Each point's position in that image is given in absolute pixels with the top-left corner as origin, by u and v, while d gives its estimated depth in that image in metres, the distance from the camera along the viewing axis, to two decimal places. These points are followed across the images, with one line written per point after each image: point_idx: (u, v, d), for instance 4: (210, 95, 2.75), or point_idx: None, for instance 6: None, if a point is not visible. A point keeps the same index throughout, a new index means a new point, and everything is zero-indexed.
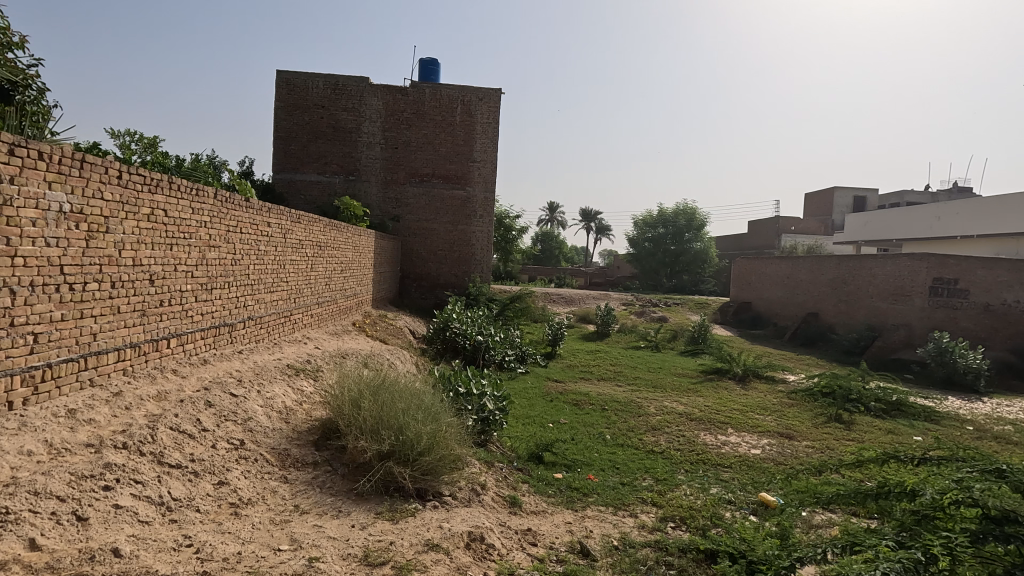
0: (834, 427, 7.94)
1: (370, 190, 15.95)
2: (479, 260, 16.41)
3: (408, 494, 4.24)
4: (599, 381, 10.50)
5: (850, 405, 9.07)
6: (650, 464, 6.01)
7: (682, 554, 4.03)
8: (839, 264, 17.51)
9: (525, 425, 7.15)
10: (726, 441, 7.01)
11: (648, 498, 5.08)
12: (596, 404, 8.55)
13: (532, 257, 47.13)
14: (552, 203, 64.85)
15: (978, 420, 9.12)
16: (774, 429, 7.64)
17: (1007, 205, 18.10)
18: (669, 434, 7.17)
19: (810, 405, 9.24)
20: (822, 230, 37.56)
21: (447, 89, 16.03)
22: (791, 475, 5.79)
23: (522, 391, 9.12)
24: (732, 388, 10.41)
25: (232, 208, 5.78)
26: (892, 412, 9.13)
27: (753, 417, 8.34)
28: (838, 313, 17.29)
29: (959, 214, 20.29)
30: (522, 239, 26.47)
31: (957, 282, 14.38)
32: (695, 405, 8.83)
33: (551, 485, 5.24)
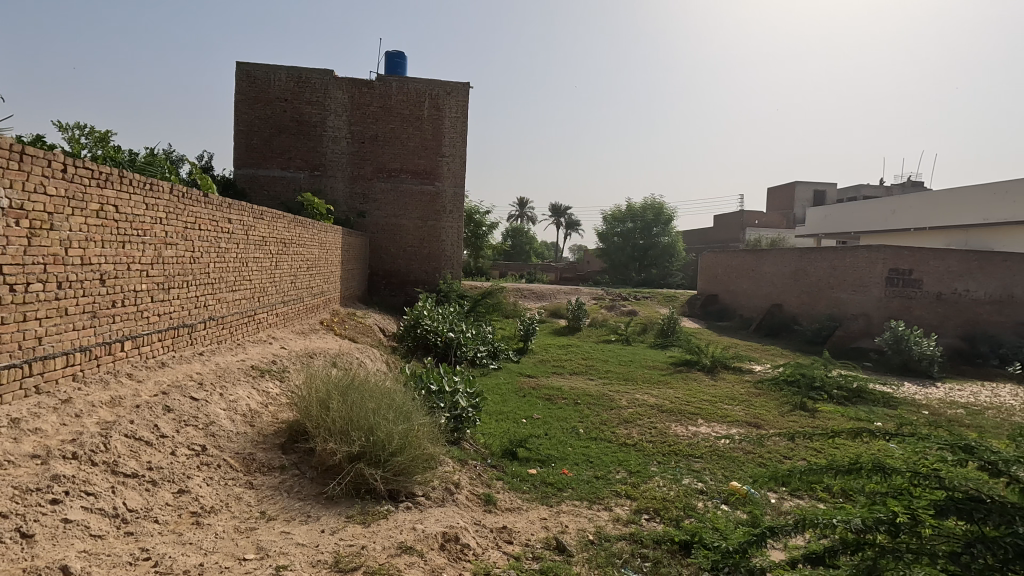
0: (799, 415, 8.13)
1: (336, 186, 15.62)
2: (449, 256, 16.27)
3: (380, 496, 4.13)
4: (571, 375, 10.51)
5: (814, 393, 9.33)
6: (623, 457, 6.04)
7: (657, 545, 4.05)
8: (801, 256, 17.97)
9: (499, 421, 7.09)
10: (696, 432, 7.10)
11: (622, 491, 5.10)
12: (569, 398, 8.56)
13: (502, 253, 46.98)
14: (522, 200, 65.00)
15: (933, 404, 9.50)
16: (742, 419, 7.79)
17: (959, 198, 19.03)
18: (640, 427, 7.23)
19: (776, 393, 9.48)
20: (784, 223, 38.71)
21: (414, 82, 15.77)
22: (760, 463, 5.88)
23: (495, 387, 9.06)
24: (701, 379, 10.60)
25: (190, 204, 5.54)
26: (853, 399, 9.43)
27: (722, 407, 8.48)
28: (800, 304, 17.77)
29: (914, 208, 21.09)
30: (492, 235, 26.43)
31: (911, 273, 14.95)
32: (666, 397, 8.93)
33: (526, 482, 5.20)
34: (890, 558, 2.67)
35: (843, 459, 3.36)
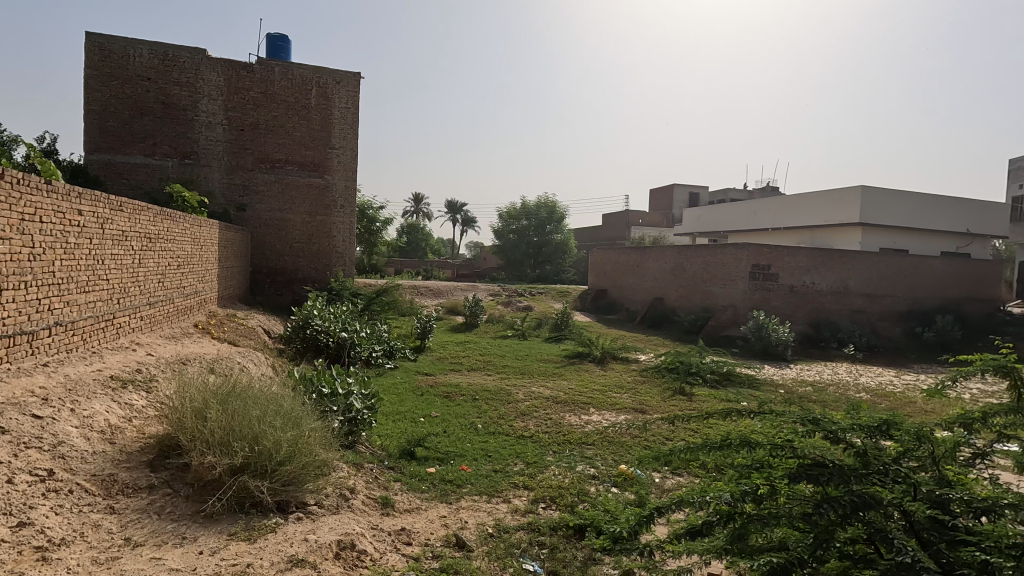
0: (679, 399, 8.85)
1: (211, 176, 14.33)
2: (340, 253, 15.61)
3: (267, 509, 3.87)
4: (468, 371, 10.56)
5: (691, 378, 10.21)
6: (520, 449, 6.18)
7: (553, 532, 4.19)
8: (679, 253, 19.48)
9: (395, 422, 6.94)
10: (588, 420, 7.47)
11: (520, 482, 5.22)
12: (467, 394, 8.59)
13: (397, 250, 45.93)
14: (417, 195, 63.99)
15: (787, 383, 10.80)
16: (629, 406, 8.31)
17: (807, 202, 21.69)
18: (536, 418, 7.45)
19: (658, 380, 10.24)
20: (664, 222, 41.75)
21: (299, 68, 14.88)
22: (646, 446, 6.32)
23: (391, 387, 8.86)
24: (593, 369, 11.16)
25: (26, 192, 4.78)
26: (724, 381, 10.44)
27: (611, 396, 8.98)
28: (679, 297, 19.27)
29: (770, 210, 23.74)
30: (387, 231, 25.75)
31: (770, 268, 16.81)
32: (560, 389, 9.28)
33: (425, 481, 5.14)
34: (754, 521, 3.03)
35: (716, 438, 3.70)
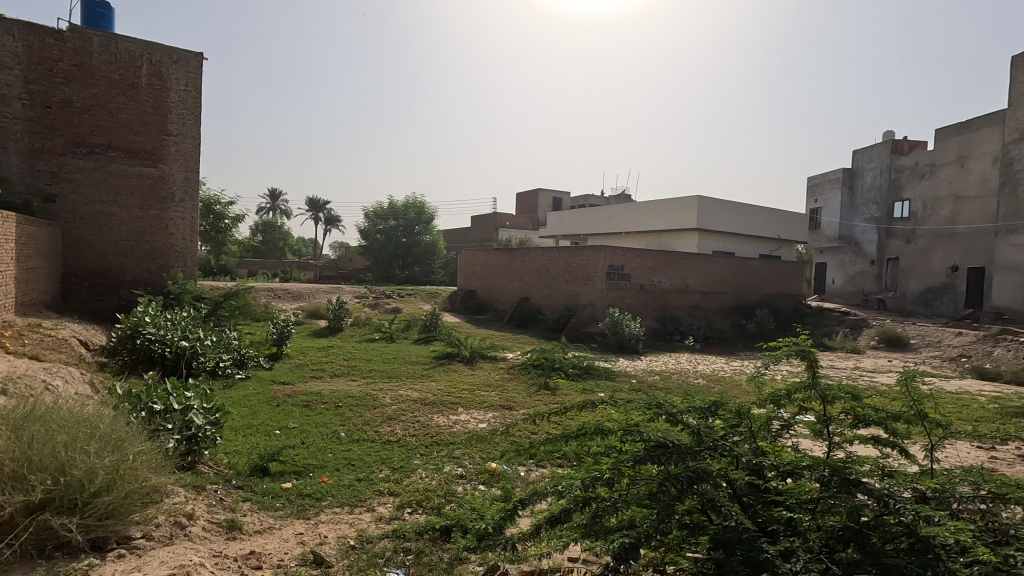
0: (543, 394, 9.24)
1: (5, 160, 11.96)
2: (180, 252, 13.92)
3: (78, 549, 3.31)
4: (331, 378, 10.01)
5: (554, 373, 10.69)
6: (386, 455, 5.99)
7: (419, 536, 4.12)
8: (543, 254, 20.33)
9: (246, 437, 6.34)
10: (457, 420, 7.47)
11: (385, 488, 5.06)
12: (329, 402, 8.14)
13: (251, 250, 42.18)
14: (274, 191, 59.39)
15: (638, 374, 11.80)
16: (497, 403, 8.48)
17: (654, 209, 23.90)
18: (404, 422, 7.28)
19: (524, 377, 10.58)
20: (529, 225, 43.34)
21: (125, 41, 13.01)
22: (512, 441, 6.49)
23: (242, 399, 8.08)
24: (461, 370, 11.20)
25: None
26: (584, 375, 11.10)
27: (480, 394, 9.10)
28: (544, 296, 20.11)
29: (623, 215, 25.74)
30: (238, 228, 23.52)
31: (623, 268, 18.23)
32: (428, 390, 9.17)
33: (279, 498, 4.76)
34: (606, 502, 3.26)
35: (573, 429, 3.91)
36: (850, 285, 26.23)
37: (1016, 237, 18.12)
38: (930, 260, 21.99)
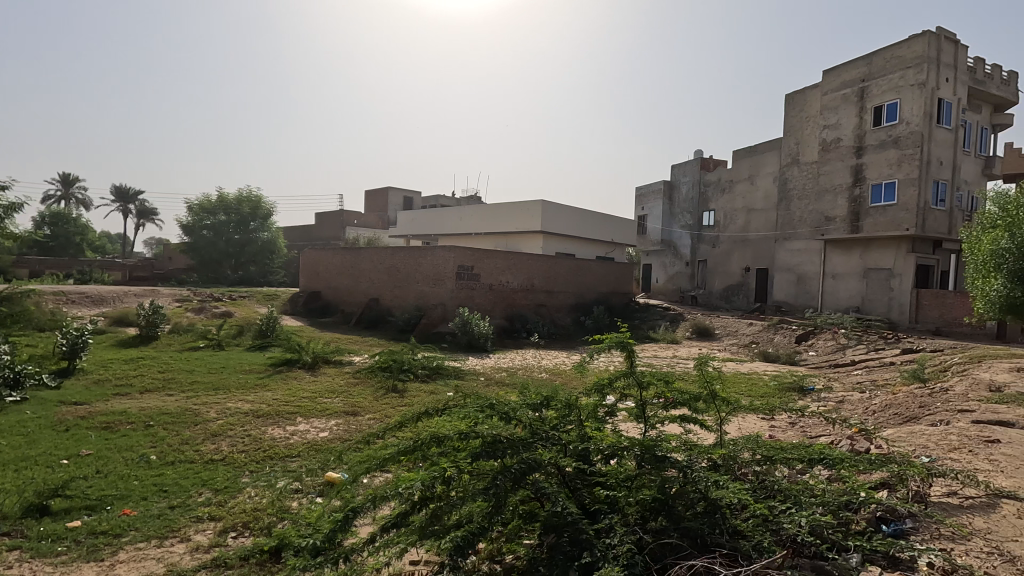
0: (391, 397, 9.01)
1: None
2: None
3: None
4: (142, 394, 8.67)
5: (403, 375, 10.48)
6: (208, 475, 5.36)
7: (245, 562, 3.77)
8: (392, 254, 19.86)
9: (19, 472, 5.22)
10: (294, 431, 6.95)
11: (205, 513, 4.52)
12: (137, 422, 7.04)
13: (34, 245, 34.97)
14: (67, 175, 49.98)
15: (487, 371, 12.11)
16: (340, 409, 8.08)
17: (503, 211, 24.69)
18: (231, 438, 6.58)
19: (371, 381, 10.20)
20: (379, 224, 42.05)
21: None
22: (355, 448, 6.22)
23: (14, 426, 6.64)
24: (302, 376, 10.44)
25: None
26: (433, 375, 11.06)
27: (322, 401, 8.59)
28: (393, 297, 19.66)
29: (472, 216, 26.16)
30: None
31: (472, 269, 18.56)
32: (263, 401, 8.41)
33: (62, 540, 4.00)
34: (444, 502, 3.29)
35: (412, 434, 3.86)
36: (670, 284, 29.73)
37: (789, 244, 22.05)
38: (729, 262, 25.82)
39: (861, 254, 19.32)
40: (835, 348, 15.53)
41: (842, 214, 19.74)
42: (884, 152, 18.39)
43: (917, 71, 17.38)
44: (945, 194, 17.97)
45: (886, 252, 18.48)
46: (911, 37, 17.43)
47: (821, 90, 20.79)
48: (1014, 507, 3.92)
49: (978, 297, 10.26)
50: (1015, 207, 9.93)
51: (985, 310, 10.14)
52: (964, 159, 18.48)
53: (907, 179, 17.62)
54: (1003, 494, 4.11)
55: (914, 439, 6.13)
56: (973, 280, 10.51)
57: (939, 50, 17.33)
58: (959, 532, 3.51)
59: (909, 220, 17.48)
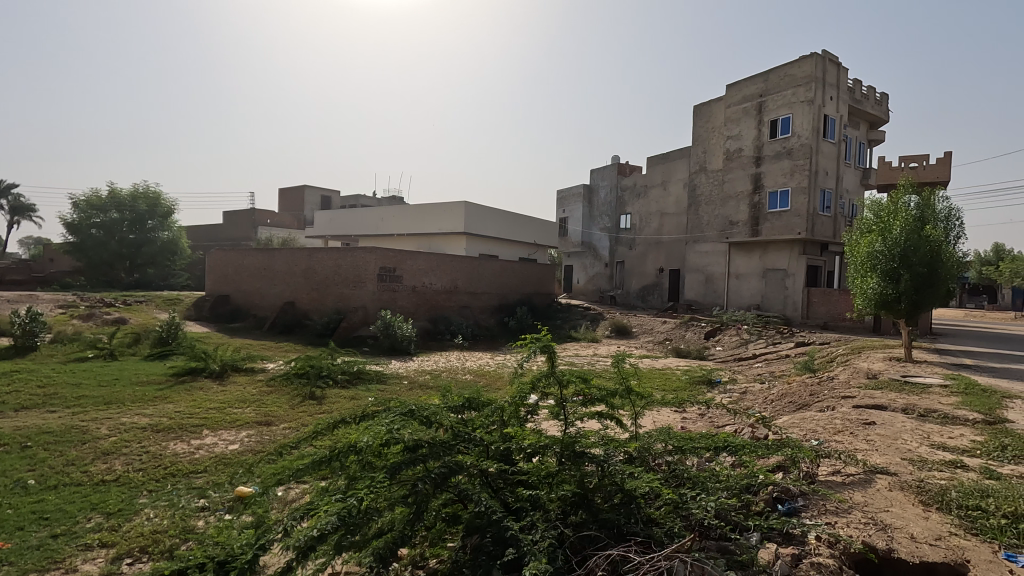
0: (308, 405, 8.64)
1: None
2: None
3: None
4: (17, 412, 7.73)
5: (321, 381, 10.08)
6: (98, 498, 4.87)
7: None
8: (309, 256, 19.02)
9: None
10: (200, 445, 6.49)
11: (94, 540, 4.11)
12: (10, 443, 6.28)
13: None
14: None
15: (410, 374, 11.93)
16: (252, 419, 7.64)
17: (425, 212, 24.40)
18: (127, 456, 6.04)
19: (286, 389, 9.72)
20: (295, 224, 40.25)
21: None
22: (268, 460, 5.89)
23: None
24: (208, 386, 9.76)
25: None
26: (354, 380, 10.73)
27: (231, 412, 8.06)
28: (310, 300, 18.85)
29: (394, 217, 25.58)
30: None
31: (394, 270, 18.20)
32: (164, 414, 7.78)
33: None
34: (361, 512, 3.22)
35: (329, 445, 3.74)
36: (590, 284, 30.68)
37: (698, 246, 23.47)
38: (645, 263, 27.06)
39: (760, 256, 20.94)
40: (739, 343, 16.72)
41: (744, 218, 21.28)
42: (779, 162, 20.04)
43: (806, 89, 19.09)
44: (831, 202, 19.87)
45: (782, 254, 20.15)
46: (801, 58, 19.11)
47: (725, 103, 22.30)
48: (885, 480, 4.43)
49: (857, 294, 11.41)
50: (887, 214, 11.16)
51: (863, 305, 11.30)
52: (846, 170, 20.52)
53: (799, 188, 19.29)
54: (877, 469, 4.62)
55: (805, 425, 6.73)
56: (853, 278, 11.68)
57: (824, 71, 19.12)
58: (842, 506, 3.90)
59: (800, 224, 19.15)
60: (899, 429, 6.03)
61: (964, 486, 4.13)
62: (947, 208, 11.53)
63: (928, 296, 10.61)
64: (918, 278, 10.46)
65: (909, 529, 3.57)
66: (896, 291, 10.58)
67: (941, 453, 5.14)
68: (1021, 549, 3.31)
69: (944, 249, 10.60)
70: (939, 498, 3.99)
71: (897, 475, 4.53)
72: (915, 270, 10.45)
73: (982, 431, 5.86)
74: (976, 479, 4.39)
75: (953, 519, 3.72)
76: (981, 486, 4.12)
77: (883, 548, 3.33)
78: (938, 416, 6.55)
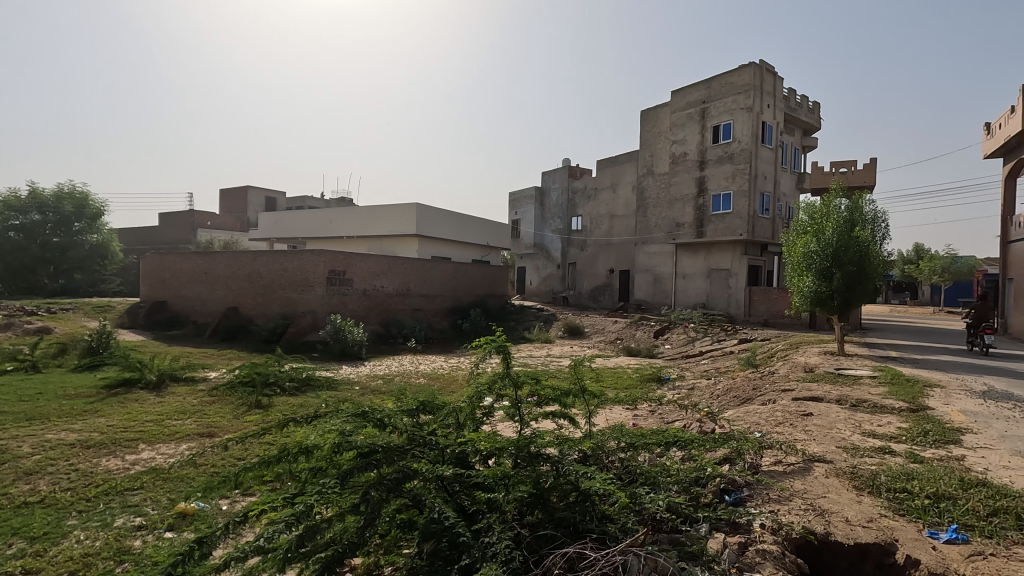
0: (254, 414, 8.31)
1: None
2: None
3: None
4: None
5: (268, 390, 9.71)
6: (20, 523, 4.51)
7: None
8: (253, 259, 18.32)
9: None
10: (136, 460, 6.13)
11: (16, 568, 3.81)
12: None
13: None
14: None
15: (362, 380, 11.66)
16: (193, 431, 7.27)
17: (376, 214, 23.96)
18: (51, 475, 5.61)
19: (230, 398, 9.31)
20: (237, 227, 38.70)
21: None
22: (212, 473, 5.64)
23: None
24: (145, 398, 9.22)
25: None
26: (302, 387, 10.40)
27: (170, 424, 7.65)
28: (255, 305, 18.16)
29: (343, 219, 24.96)
30: None
31: (344, 273, 17.76)
32: (95, 429, 7.29)
33: None
34: (304, 523, 3.12)
35: (276, 448, 3.62)
36: (543, 285, 30.95)
37: (647, 247, 24.12)
38: (596, 265, 27.56)
39: (705, 256, 21.71)
40: (686, 341, 17.29)
41: (690, 220, 22.01)
42: (721, 166, 20.85)
43: (745, 96, 19.96)
44: (769, 204, 20.83)
45: (725, 254, 20.97)
46: (740, 67, 19.98)
47: (671, 109, 23.03)
48: (822, 468, 4.68)
49: (794, 293, 12.02)
50: (820, 216, 11.81)
51: (800, 303, 11.88)
52: (782, 174, 21.58)
53: (740, 191, 20.13)
54: (814, 458, 4.88)
55: (750, 417, 7.03)
56: (791, 277, 12.27)
57: (762, 80, 20.06)
58: (784, 494, 4.10)
59: (742, 226, 19.96)
60: (833, 418, 6.40)
61: (892, 470, 4.43)
62: (874, 211, 12.31)
63: (858, 294, 11.27)
64: (848, 276, 11.12)
65: (844, 513, 3.79)
66: (829, 289, 11.21)
67: (872, 440, 5.48)
68: (943, 526, 3.58)
69: (871, 248, 11.30)
70: (870, 482, 4.25)
71: (832, 462, 4.80)
72: (846, 270, 11.11)
73: (907, 418, 6.30)
74: (902, 463, 4.71)
75: (883, 501, 3.97)
76: (907, 469, 4.43)
77: (821, 532, 3.52)
78: (868, 405, 6.99)
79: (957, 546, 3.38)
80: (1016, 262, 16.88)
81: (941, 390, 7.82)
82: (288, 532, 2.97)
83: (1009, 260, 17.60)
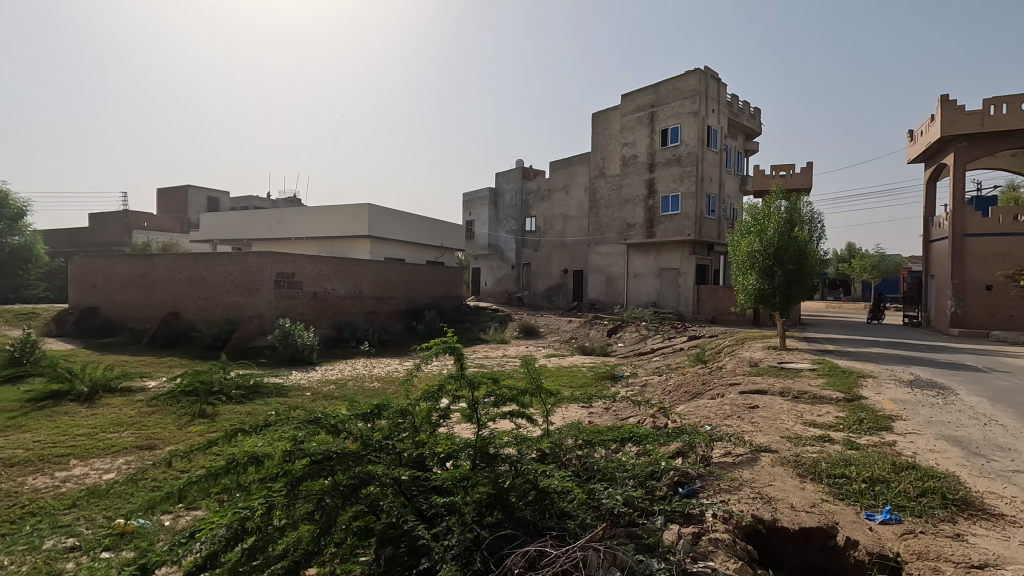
0: (199, 423, 7.94)
1: None
2: None
3: None
4: None
5: (213, 398, 9.26)
6: None
7: None
8: (195, 261, 17.47)
9: None
10: (68, 477, 5.75)
11: None
12: None
13: None
14: None
15: (314, 385, 11.32)
16: (132, 444, 6.87)
17: (326, 215, 23.35)
18: None
19: (172, 408, 8.84)
20: (177, 228, 36.85)
21: None
22: (152, 488, 5.34)
23: None
24: (75, 410, 8.64)
25: None
26: (250, 395, 10.01)
27: (105, 438, 7.20)
28: (197, 309, 17.32)
29: (291, 219, 24.18)
30: None
31: (294, 276, 17.23)
32: (20, 444, 6.79)
33: None
34: (251, 536, 3.00)
35: (223, 458, 3.46)
36: (498, 286, 30.94)
37: (599, 247, 24.55)
38: (550, 265, 27.83)
39: (655, 256, 22.29)
40: (638, 339, 17.69)
41: (640, 221, 22.53)
42: (669, 169, 21.45)
43: (692, 101, 20.63)
44: (715, 206, 21.58)
45: (674, 254, 21.59)
46: (687, 73, 20.63)
47: (621, 112, 23.57)
48: (768, 458, 4.88)
49: (739, 291, 12.50)
50: (762, 217, 12.36)
51: (744, 300, 12.39)
52: (726, 177, 22.42)
53: (687, 192, 20.77)
54: (761, 448, 5.09)
55: (700, 412, 7.28)
56: (735, 276, 12.75)
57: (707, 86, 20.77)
58: (733, 484, 4.25)
59: (689, 226, 20.59)
60: (777, 409, 6.70)
61: (832, 457, 4.68)
62: (810, 212, 12.98)
63: (798, 291, 11.83)
64: (789, 274, 11.65)
65: (789, 500, 3.97)
66: (771, 287, 11.72)
67: (813, 429, 5.78)
68: (878, 508, 3.81)
69: (809, 247, 11.89)
70: (812, 469, 4.47)
71: (777, 452, 5.02)
72: (787, 268, 11.63)
73: (844, 408, 6.67)
74: (840, 450, 4.98)
75: (824, 487, 4.18)
76: (844, 456, 4.69)
77: (769, 519, 3.69)
78: (808, 396, 7.36)
79: (891, 526, 3.60)
80: (937, 259, 18.16)
81: (873, 380, 8.34)
82: (234, 548, 2.84)
83: (931, 257, 18.90)
